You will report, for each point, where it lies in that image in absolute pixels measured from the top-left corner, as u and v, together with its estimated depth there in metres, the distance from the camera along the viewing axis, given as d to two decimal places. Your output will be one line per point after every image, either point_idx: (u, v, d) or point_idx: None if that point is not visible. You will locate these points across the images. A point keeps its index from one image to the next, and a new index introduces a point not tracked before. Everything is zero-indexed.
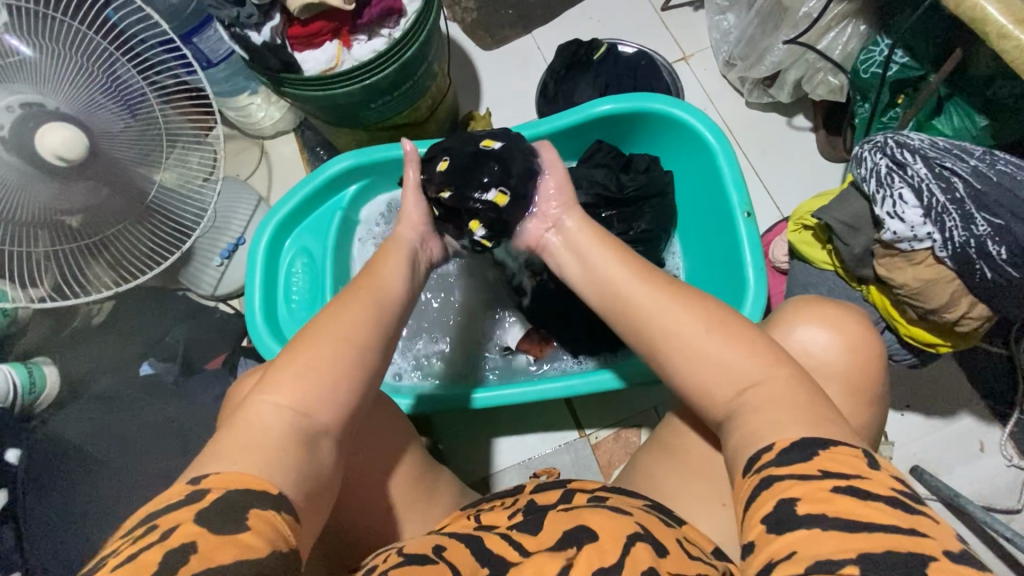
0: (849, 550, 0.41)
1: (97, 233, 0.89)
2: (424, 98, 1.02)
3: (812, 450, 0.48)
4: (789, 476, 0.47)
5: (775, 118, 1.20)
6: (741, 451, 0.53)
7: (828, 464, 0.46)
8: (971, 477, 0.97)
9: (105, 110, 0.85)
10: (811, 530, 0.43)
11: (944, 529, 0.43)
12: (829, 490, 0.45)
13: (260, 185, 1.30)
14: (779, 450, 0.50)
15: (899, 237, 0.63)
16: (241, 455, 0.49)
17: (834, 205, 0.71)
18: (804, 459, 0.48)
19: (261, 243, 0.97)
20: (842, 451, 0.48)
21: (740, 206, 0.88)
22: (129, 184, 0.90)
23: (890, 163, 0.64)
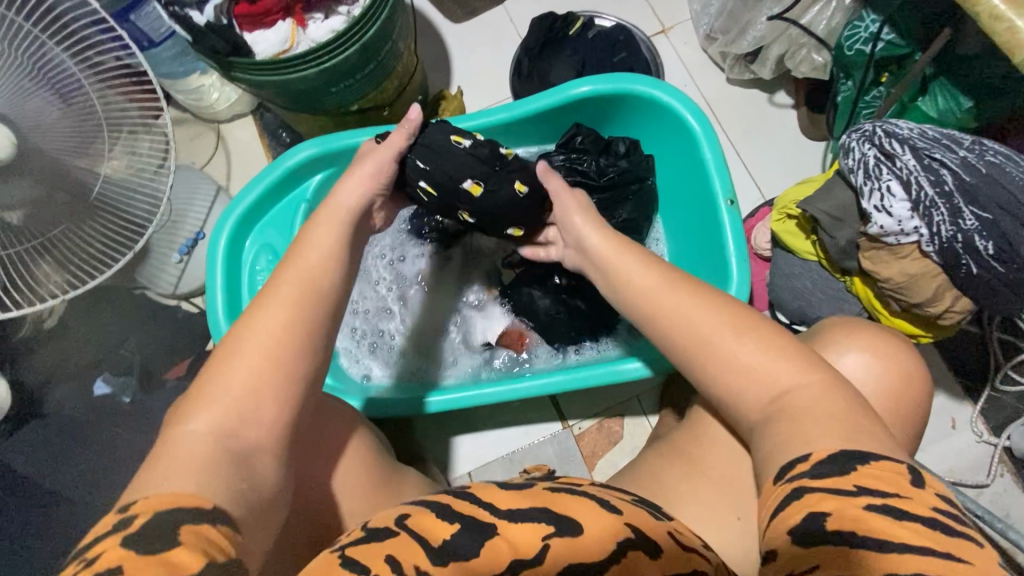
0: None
1: (39, 234, 0.81)
2: (390, 80, 0.96)
3: (842, 462, 0.47)
4: (820, 489, 0.46)
5: (756, 94, 1.17)
6: (770, 459, 0.51)
7: (865, 480, 0.46)
8: (944, 455, 1.00)
9: (35, 97, 0.77)
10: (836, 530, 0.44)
11: (984, 554, 0.44)
12: (864, 509, 0.45)
13: (219, 174, 1.22)
14: (812, 460, 0.48)
15: (884, 231, 0.61)
16: (169, 475, 0.45)
17: (820, 195, 0.68)
18: (835, 472, 0.47)
19: (220, 242, 0.91)
20: (881, 466, 0.47)
21: (722, 194, 0.85)
22: (69, 180, 0.82)
23: (879, 153, 0.62)
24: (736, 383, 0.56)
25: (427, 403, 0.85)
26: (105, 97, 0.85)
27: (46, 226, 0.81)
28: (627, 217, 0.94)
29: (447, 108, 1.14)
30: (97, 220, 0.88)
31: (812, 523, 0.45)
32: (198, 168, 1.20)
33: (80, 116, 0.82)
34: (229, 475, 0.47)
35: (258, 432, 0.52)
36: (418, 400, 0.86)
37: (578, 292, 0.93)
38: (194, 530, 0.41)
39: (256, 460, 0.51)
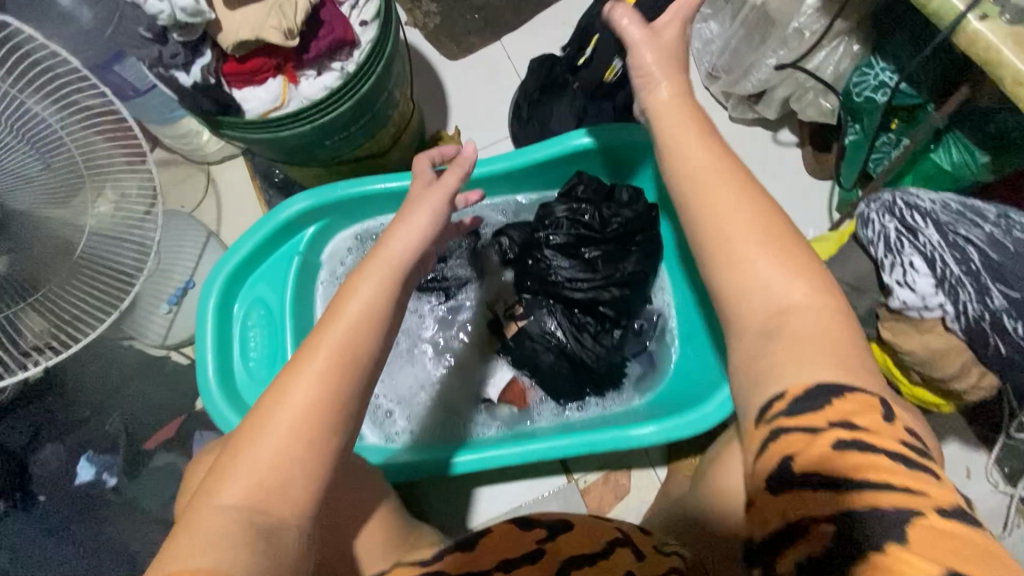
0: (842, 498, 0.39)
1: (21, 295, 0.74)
2: (386, 129, 0.93)
3: (823, 396, 0.43)
4: (795, 428, 0.42)
5: (760, 132, 1.15)
6: (753, 397, 0.47)
7: (836, 416, 0.42)
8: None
9: (13, 151, 0.73)
10: (811, 491, 0.41)
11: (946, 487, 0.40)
12: (832, 448, 0.41)
13: (209, 218, 1.18)
14: (790, 397, 0.43)
15: (907, 305, 0.59)
16: (193, 555, 0.40)
17: (836, 262, 0.65)
18: (812, 409, 0.42)
19: (210, 300, 0.87)
20: (855, 398, 0.42)
21: None
22: (51, 235, 0.76)
23: (900, 226, 0.59)
24: (757, 307, 0.49)
25: (456, 464, 0.81)
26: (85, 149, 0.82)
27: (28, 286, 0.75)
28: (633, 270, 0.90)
29: None
30: (83, 275, 0.82)
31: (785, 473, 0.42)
32: (188, 212, 1.16)
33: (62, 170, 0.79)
34: (257, 555, 0.41)
35: (286, 503, 0.45)
36: (445, 461, 0.82)
37: (582, 347, 0.89)
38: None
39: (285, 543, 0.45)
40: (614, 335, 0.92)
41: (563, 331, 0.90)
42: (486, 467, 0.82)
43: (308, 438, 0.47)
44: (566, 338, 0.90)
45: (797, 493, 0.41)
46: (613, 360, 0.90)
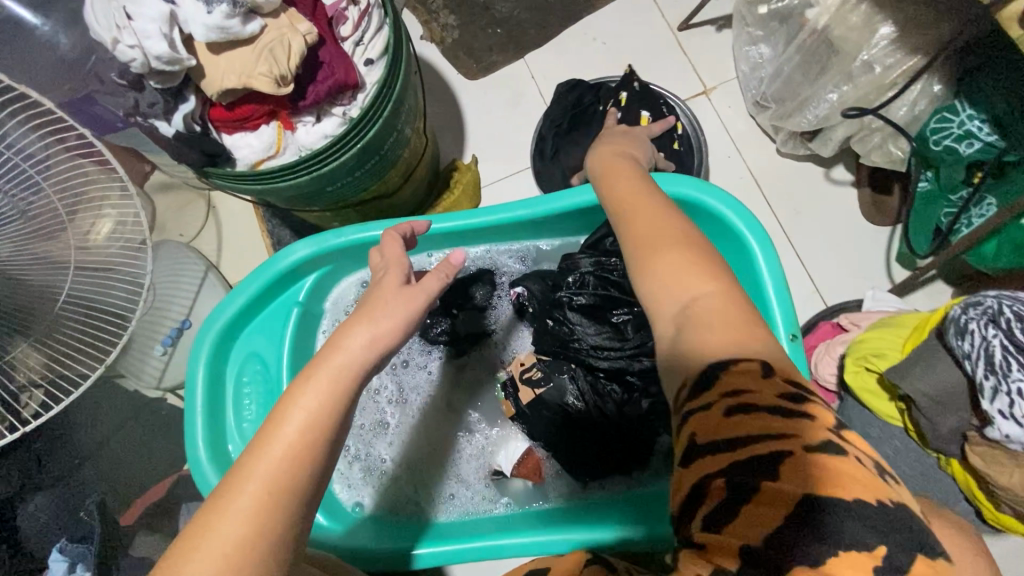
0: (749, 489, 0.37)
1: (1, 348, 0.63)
2: (395, 169, 0.83)
3: (716, 372, 0.41)
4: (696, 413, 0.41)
5: (810, 168, 1.03)
6: (667, 387, 0.46)
7: (732, 382, 0.41)
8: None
9: None
10: (710, 456, 0.39)
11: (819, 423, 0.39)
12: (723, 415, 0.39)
13: (209, 248, 1.11)
14: (690, 385, 0.43)
15: (1009, 438, 0.49)
16: None
17: (917, 369, 0.55)
18: (704, 385, 0.41)
19: (201, 358, 0.80)
20: (741, 366, 0.41)
21: (784, 326, 0.71)
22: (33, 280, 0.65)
23: (1008, 343, 0.49)
24: (669, 297, 0.47)
25: (418, 557, 0.75)
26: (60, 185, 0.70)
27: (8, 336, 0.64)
28: None
29: (460, 181, 1.02)
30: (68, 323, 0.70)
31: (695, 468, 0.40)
32: (186, 242, 1.09)
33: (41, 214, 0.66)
34: None
35: None
36: (406, 553, 0.76)
37: (604, 421, 0.81)
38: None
39: None
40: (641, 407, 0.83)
41: (583, 403, 0.81)
42: (447, 561, 0.75)
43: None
44: (587, 410, 0.81)
45: (696, 452, 0.40)
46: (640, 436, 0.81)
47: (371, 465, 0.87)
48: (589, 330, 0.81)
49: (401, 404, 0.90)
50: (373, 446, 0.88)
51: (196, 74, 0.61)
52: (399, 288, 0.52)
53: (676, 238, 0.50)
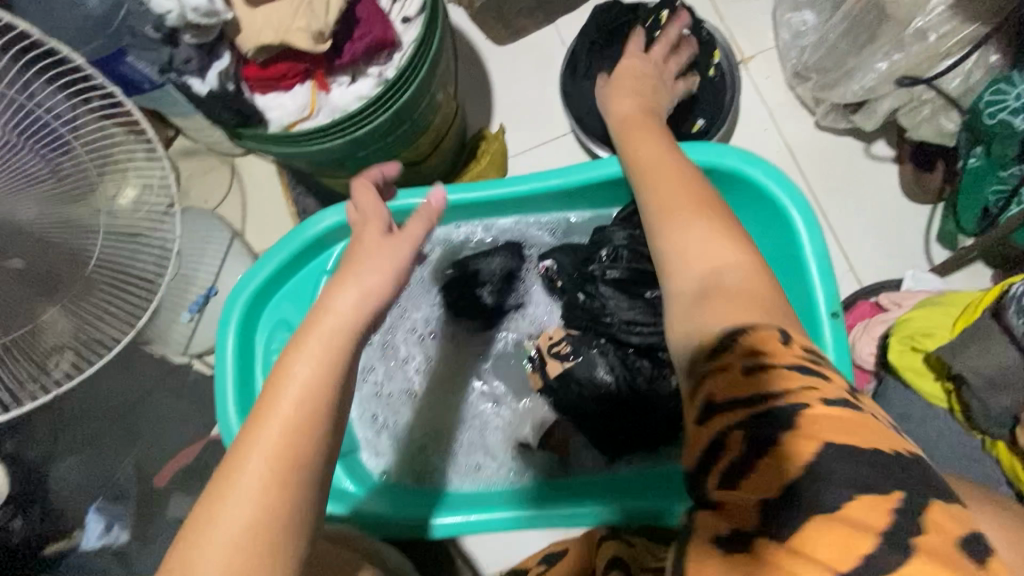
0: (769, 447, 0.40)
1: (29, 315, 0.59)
2: (426, 135, 0.81)
3: (734, 333, 0.45)
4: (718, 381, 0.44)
5: (849, 143, 1.00)
6: (675, 344, 0.50)
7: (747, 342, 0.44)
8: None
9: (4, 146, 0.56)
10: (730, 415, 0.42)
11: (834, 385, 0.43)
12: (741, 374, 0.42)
13: (233, 215, 1.10)
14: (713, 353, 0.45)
15: None
16: None
17: (972, 349, 0.54)
18: (723, 344, 0.45)
19: (232, 323, 0.80)
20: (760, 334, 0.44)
21: (826, 303, 0.69)
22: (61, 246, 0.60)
23: None
24: (685, 264, 0.52)
25: (435, 530, 0.76)
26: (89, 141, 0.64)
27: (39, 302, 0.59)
28: None
29: (487, 151, 1.00)
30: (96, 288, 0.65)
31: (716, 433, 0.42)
32: (210, 209, 1.08)
33: (71, 174, 0.63)
34: None
35: None
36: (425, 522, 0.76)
37: (634, 395, 0.80)
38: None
39: None
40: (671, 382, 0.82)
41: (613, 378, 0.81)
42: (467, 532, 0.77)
43: (260, 567, 0.38)
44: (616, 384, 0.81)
45: (714, 410, 0.43)
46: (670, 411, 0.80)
47: (394, 433, 0.87)
48: (617, 303, 0.79)
49: (426, 374, 0.89)
50: (399, 416, 0.87)
51: (234, 29, 0.61)
52: (383, 242, 0.51)
53: (680, 204, 0.56)
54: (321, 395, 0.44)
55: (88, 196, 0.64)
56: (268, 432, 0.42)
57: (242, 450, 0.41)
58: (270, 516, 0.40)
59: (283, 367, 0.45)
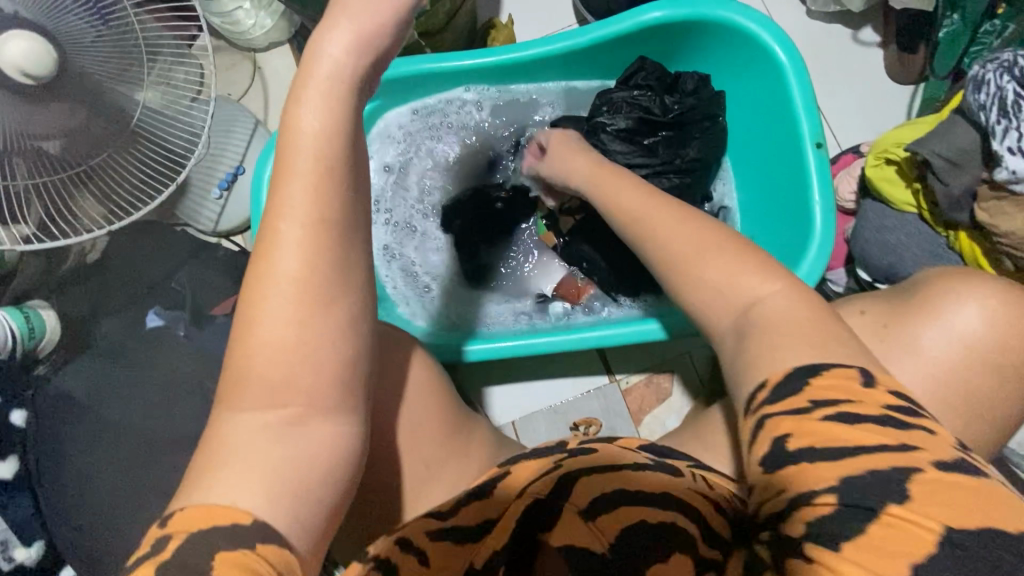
0: (841, 473, 0.41)
1: (85, 163, 0.79)
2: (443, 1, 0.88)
3: (803, 376, 0.46)
4: (780, 413, 0.45)
5: (840, 29, 1.06)
6: (739, 389, 0.50)
7: (820, 394, 0.44)
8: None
9: (71, 14, 0.70)
10: (801, 466, 0.42)
11: (940, 441, 0.42)
12: (820, 420, 0.43)
13: (257, 106, 1.17)
14: (771, 386, 0.47)
15: (1014, 177, 0.55)
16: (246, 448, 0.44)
17: (934, 137, 0.61)
18: (796, 391, 0.45)
19: (264, 175, 0.87)
20: (832, 373, 0.45)
21: (810, 136, 0.76)
22: (110, 106, 0.76)
23: (1019, 88, 0.54)
24: (733, 292, 0.54)
25: (468, 352, 0.84)
26: (143, 17, 0.78)
27: (89, 155, 0.78)
28: (695, 158, 0.85)
29: (497, 39, 1.05)
30: (137, 147, 0.84)
31: (779, 451, 0.43)
32: (235, 99, 1.14)
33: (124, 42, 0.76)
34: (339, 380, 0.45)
35: (307, 363, 0.45)
36: (458, 349, 0.84)
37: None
38: (235, 556, 0.38)
39: (335, 389, 0.46)
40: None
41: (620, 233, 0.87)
42: (499, 356, 0.85)
43: (326, 288, 0.45)
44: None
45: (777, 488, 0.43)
46: None
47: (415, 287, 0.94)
48: (623, 153, 0.85)
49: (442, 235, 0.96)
50: (419, 274, 0.95)
51: None
52: None
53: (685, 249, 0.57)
54: (334, 146, 0.44)
55: (127, 69, 0.76)
56: (295, 195, 0.44)
57: (276, 213, 0.44)
58: (311, 265, 0.44)
59: (290, 119, 0.44)
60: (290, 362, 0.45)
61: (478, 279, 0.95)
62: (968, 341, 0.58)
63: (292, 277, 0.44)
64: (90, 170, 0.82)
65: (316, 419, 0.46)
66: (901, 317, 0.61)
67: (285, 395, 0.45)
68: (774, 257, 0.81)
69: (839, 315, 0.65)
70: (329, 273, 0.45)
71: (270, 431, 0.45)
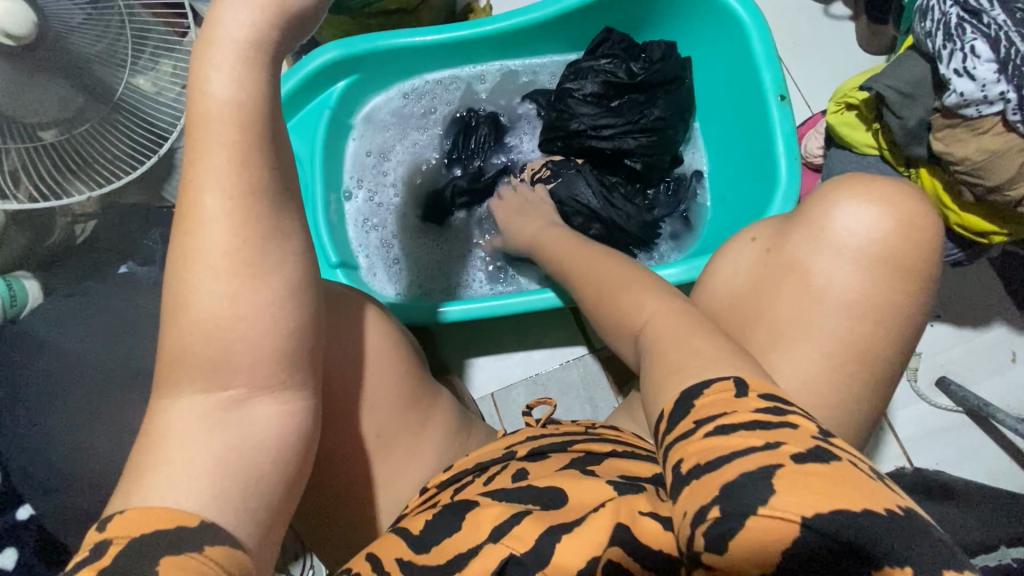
0: (715, 488, 0.35)
1: (67, 134, 0.82)
2: None
3: (689, 401, 0.41)
4: (672, 442, 0.40)
5: (811, 5, 1.08)
6: (652, 403, 0.46)
7: (700, 414, 0.39)
8: (944, 441, 0.91)
9: None
10: (690, 486, 0.36)
11: (802, 434, 0.37)
12: (705, 437, 0.37)
13: None
14: (666, 416, 0.42)
15: (964, 100, 0.56)
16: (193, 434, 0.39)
17: (887, 71, 0.61)
18: (682, 412, 0.41)
19: None
20: (708, 393, 0.41)
21: (773, 89, 0.77)
22: (94, 80, 0.80)
23: (962, 12, 0.55)
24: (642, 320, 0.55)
25: (445, 312, 0.84)
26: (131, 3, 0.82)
27: (73, 127, 0.82)
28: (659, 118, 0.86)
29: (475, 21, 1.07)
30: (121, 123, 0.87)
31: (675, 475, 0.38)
32: None
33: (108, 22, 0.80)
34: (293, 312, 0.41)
35: (253, 305, 0.39)
36: (434, 309, 0.84)
37: (613, 206, 0.86)
38: (181, 559, 0.34)
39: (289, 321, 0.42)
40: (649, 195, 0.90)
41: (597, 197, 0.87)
42: (478, 317, 0.85)
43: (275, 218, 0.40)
44: (597, 197, 0.87)
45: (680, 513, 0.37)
46: (646, 220, 0.86)
47: (394, 256, 0.95)
48: (592, 117, 0.86)
49: (421, 207, 0.97)
50: (397, 245, 0.96)
51: None
52: None
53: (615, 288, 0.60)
54: (254, 113, 0.38)
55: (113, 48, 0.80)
56: (214, 159, 0.37)
57: (194, 186, 0.38)
58: (243, 235, 0.39)
59: (196, 83, 0.37)
60: (233, 323, 0.39)
61: (454, 250, 0.96)
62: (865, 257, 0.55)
63: (221, 236, 0.38)
64: (73, 142, 0.84)
65: (263, 402, 0.41)
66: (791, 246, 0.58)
67: (226, 358, 0.39)
68: (744, 214, 0.81)
69: (731, 245, 0.64)
70: (267, 222, 0.39)
71: (209, 421, 0.39)
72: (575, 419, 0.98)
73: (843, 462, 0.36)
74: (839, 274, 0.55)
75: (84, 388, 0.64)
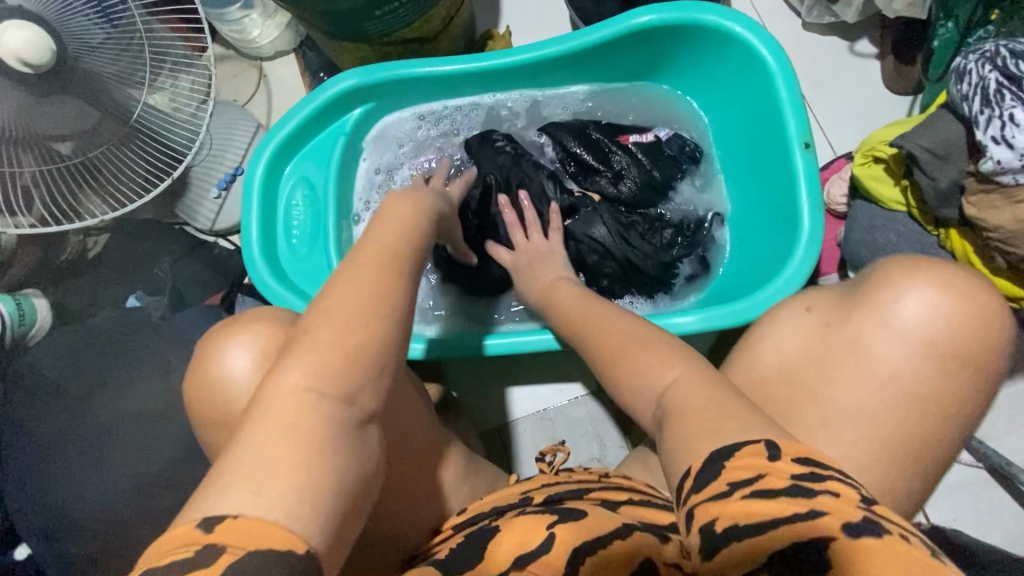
0: (762, 553, 0.38)
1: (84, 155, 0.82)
2: (437, 9, 0.90)
3: (717, 461, 0.42)
4: (703, 499, 0.41)
5: (835, 41, 1.06)
6: (670, 466, 0.46)
7: (734, 475, 0.41)
8: (963, 497, 0.88)
9: (81, 17, 0.72)
10: (734, 545, 0.39)
11: (847, 499, 0.39)
12: (741, 504, 0.39)
13: (259, 112, 1.20)
14: (694, 473, 0.43)
15: (1000, 168, 0.53)
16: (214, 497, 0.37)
17: (919, 130, 0.59)
18: (712, 475, 0.42)
19: (256, 172, 0.88)
20: (743, 454, 0.42)
21: (797, 136, 0.75)
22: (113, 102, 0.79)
23: (1001, 76, 0.53)
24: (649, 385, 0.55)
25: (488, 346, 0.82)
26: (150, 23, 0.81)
27: (92, 147, 0.81)
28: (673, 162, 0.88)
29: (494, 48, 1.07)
30: (138, 143, 0.86)
31: (710, 538, 0.40)
32: (240, 105, 1.18)
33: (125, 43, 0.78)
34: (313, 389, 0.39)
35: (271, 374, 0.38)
36: (466, 343, 0.83)
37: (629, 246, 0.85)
38: None
39: None
40: (677, 240, 0.87)
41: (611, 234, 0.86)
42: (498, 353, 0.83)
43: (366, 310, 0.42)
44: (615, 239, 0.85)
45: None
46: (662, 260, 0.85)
47: (428, 286, 0.93)
48: (610, 160, 0.90)
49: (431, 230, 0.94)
50: (428, 280, 0.94)
51: None
52: None
53: (620, 349, 0.60)
54: None
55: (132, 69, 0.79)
56: None
57: None
58: None
59: None
60: None
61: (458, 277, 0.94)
62: (917, 339, 0.56)
63: None
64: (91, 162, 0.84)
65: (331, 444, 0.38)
66: (843, 316, 0.59)
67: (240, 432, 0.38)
68: (764, 261, 0.79)
69: (784, 313, 0.64)
70: None
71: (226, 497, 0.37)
72: (583, 457, 0.97)
73: (891, 535, 0.37)
74: (894, 358, 0.56)
75: (90, 424, 0.63)
